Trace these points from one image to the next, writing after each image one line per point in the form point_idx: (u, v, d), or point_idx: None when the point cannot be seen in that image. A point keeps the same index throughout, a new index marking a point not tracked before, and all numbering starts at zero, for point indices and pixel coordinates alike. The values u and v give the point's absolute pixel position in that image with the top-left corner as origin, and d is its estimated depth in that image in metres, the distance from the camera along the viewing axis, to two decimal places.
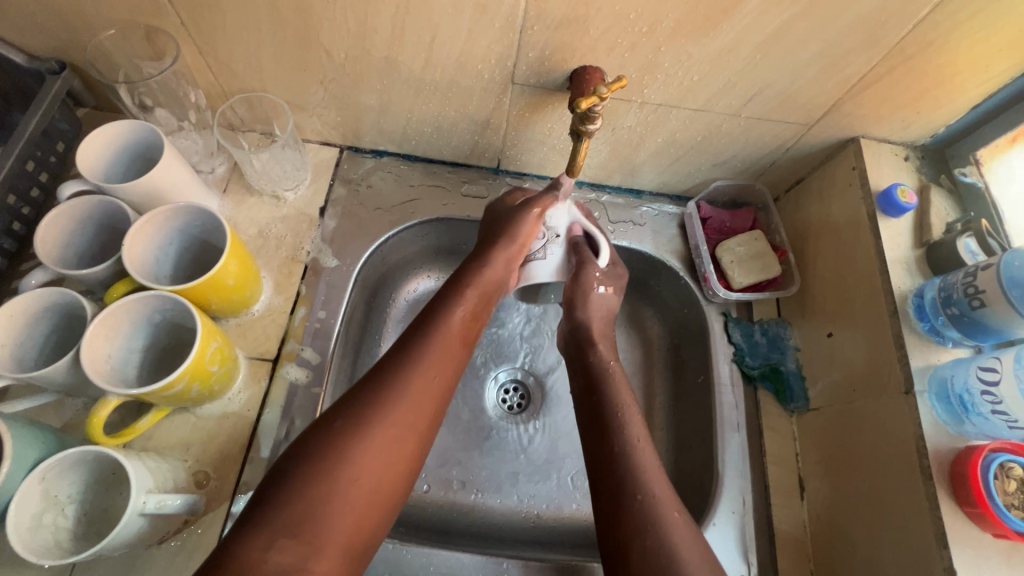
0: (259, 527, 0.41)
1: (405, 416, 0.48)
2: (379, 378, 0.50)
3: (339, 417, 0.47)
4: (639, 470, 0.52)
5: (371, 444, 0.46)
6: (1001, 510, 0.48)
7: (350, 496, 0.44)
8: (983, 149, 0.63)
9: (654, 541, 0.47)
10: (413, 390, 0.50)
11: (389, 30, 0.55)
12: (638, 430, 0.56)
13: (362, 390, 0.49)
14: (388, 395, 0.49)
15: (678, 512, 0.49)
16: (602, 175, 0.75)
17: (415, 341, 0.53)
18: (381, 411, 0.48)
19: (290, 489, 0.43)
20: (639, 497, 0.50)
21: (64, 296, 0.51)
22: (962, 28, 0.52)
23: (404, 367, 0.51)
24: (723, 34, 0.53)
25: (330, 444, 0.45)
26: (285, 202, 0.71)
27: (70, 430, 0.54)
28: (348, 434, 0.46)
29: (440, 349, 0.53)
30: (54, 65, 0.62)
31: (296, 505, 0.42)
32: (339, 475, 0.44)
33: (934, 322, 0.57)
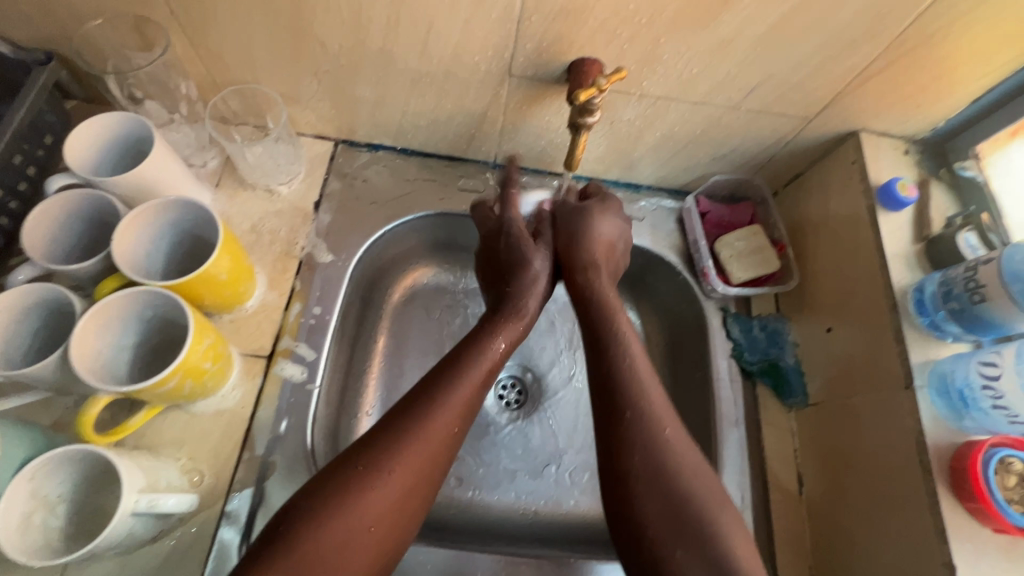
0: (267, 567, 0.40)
1: (422, 460, 0.48)
2: (400, 421, 0.49)
3: (361, 462, 0.46)
4: (638, 389, 0.52)
5: (387, 492, 0.46)
6: (1001, 504, 0.48)
7: (362, 543, 0.44)
8: (984, 142, 0.62)
9: (644, 456, 0.48)
10: (434, 435, 0.49)
11: (384, 20, 0.54)
12: (636, 356, 0.55)
13: (380, 434, 0.49)
14: (409, 442, 0.48)
15: (670, 429, 0.50)
16: (600, 169, 0.75)
17: (437, 384, 0.52)
18: (400, 458, 0.47)
19: (302, 532, 0.42)
20: (629, 415, 0.50)
21: (52, 292, 0.50)
22: (963, 20, 0.51)
23: (431, 413, 0.50)
24: (723, 26, 0.52)
25: (348, 491, 0.45)
26: (279, 196, 0.69)
27: (59, 429, 0.53)
28: (365, 480, 0.46)
29: (465, 393, 0.53)
30: (41, 56, 0.60)
31: (309, 549, 0.42)
32: (352, 522, 0.44)
33: (933, 317, 0.57)
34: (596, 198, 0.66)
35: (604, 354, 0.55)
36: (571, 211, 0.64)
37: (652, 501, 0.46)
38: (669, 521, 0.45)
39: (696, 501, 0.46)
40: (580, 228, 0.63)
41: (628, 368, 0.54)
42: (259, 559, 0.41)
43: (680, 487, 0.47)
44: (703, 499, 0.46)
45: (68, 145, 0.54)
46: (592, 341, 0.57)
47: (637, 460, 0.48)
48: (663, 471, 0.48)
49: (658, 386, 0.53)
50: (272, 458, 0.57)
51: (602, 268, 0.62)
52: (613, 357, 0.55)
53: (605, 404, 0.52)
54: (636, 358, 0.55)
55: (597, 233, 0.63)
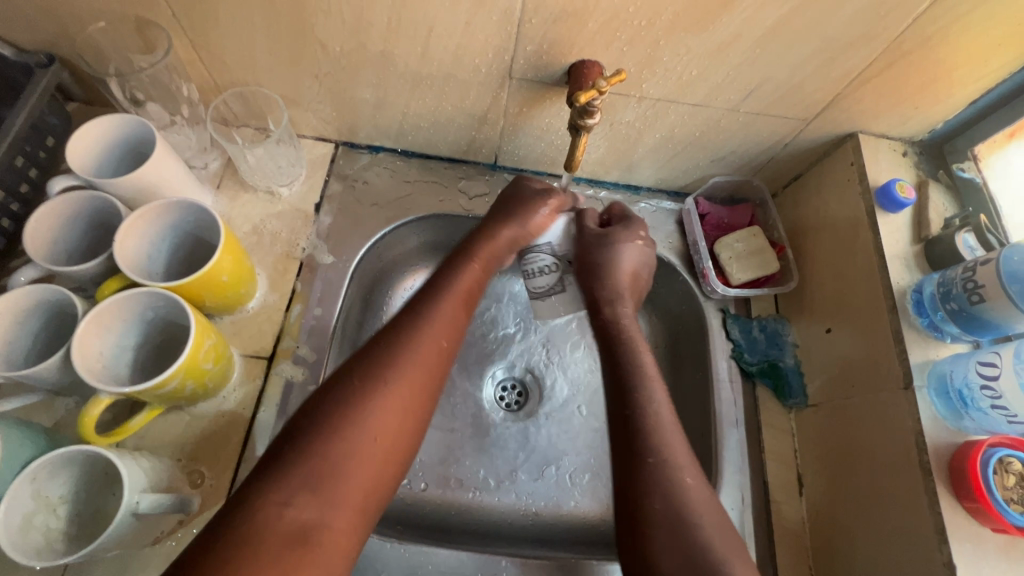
0: (276, 482, 0.41)
1: (418, 373, 0.48)
2: (390, 336, 0.50)
3: (351, 375, 0.47)
4: (655, 435, 0.51)
5: (387, 400, 0.46)
6: (1000, 504, 0.48)
7: (368, 450, 0.44)
8: (982, 144, 0.63)
9: (663, 503, 0.48)
10: (424, 349, 0.50)
11: (385, 23, 0.54)
12: (660, 404, 0.54)
13: (372, 349, 0.49)
14: (398, 354, 0.49)
15: (690, 479, 0.49)
16: (600, 171, 0.75)
17: (421, 304, 0.53)
18: (392, 369, 0.47)
19: (306, 444, 0.42)
20: (650, 461, 0.50)
21: (54, 293, 0.50)
22: (960, 23, 0.52)
23: (416, 331, 0.51)
24: (722, 28, 0.53)
25: (344, 402, 0.45)
26: (280, 197, 0.70)
27: (61, 430, 0.54)
28: (360, 389, 0.46)
29: (449, 313, 0.54)
30: (43, 59, 0.60)
31: (313, 457, 0.42)
32: (354, 430, 0.44)
33: (933, 317, 0.57)
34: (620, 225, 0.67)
35: (626, 397, 0.54)
36: (598, 238, 0.65)
37: (668, 550, 0.46)
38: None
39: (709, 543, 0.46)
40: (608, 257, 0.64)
41: (650, 418, 0.53)
42: (262, 481, 0.41)
43: (696, 536, 0.46)
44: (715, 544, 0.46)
45: (69, 152, 0.54)
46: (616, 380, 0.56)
47: (656, 508, 0.47)
48: (681, 517, 0.47)
49: (681, 436, 0.52)
50: None
51: (627, 300, 0.64)
52: (637, 398, 0.54)
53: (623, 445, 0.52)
54: (660, 404, 0.54)
55: (619, 260, 0.64)
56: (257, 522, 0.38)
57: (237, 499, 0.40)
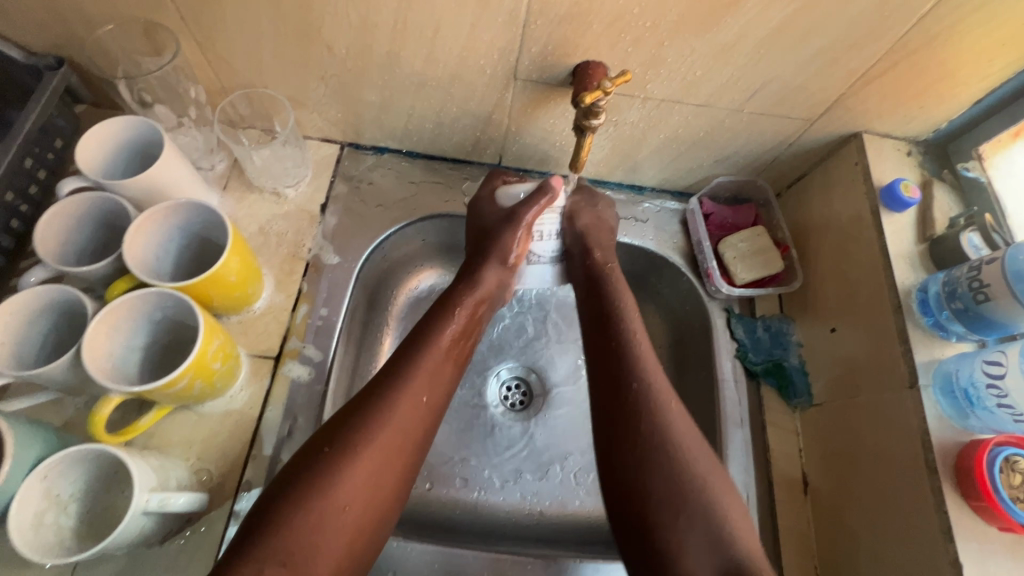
0: (249, 556, 0.42)
1: (392, 440, 0.50)
2: (368, 401, 0.51)
3: (329, 444, 0.48)
4: (639, 363, 0.56)
5: (359, 472, 0.47)
6: (1007, 503, 0.48)
7: (338, 524, 0.45)
8: (986, 144, 0.63)
9: (650, 428, 0.52)
10: (401, 415, 0.51)
11: (391, 25, 0.55)
12: (640, 337, 0.59)
13: (353, 415, 0.50)
14: (375, 421, 0.50)
15: (674, 404, 0.54)
16: (604, 171, 0.75)
17: (401, 364, 0.54)
18: (368, 437, 0.49)
19: (280, 516, 0.44)
20: (635, 385, 0.54)
21: (64, 293, 0.50)
22: (964, 23, 0.52)
23: (395, 393, 0.52)
24: (727, 29, 0.53)
25: (318, 475, 0.46)
26: (286, 198, 0.70)
27: (70, 429, 0.54)
28: (337, 462, 0.47)
29: (429, 370, 0.55)
30: (51, 61, 0.61)
31: (285, 531, 0.43)
32: (327, 502, 0.45)
33: (938, 316, 0.57)
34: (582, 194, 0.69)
35: (610, 327, 0.60)
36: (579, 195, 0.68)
37: (656, 474, 0.50)
38: (670, 500, 0.49)
39: (692, 463, 0.50)
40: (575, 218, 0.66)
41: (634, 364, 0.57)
42: (236, 554, 0.42)
43: (684, 459, 0.50)
44: (699, 461, 0.51)
45: (78, 153, 0.55)
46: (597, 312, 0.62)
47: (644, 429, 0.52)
48: (666, 439, 0.51)
49: (658, 363, 0.57)
50: (280, 458, 0.57)
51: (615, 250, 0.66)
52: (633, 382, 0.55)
53: (610, 378, 0.56)
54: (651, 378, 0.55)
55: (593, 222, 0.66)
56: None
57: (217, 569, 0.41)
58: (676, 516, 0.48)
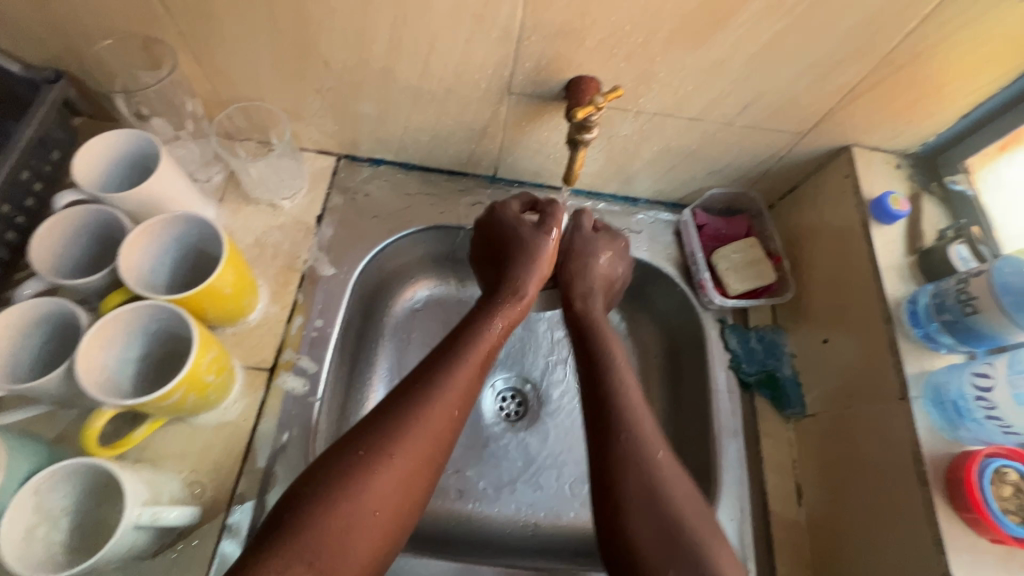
0: (278, 557, 0.41)
1: (427, 443, 0.49)
2: (402, 402, 0.50)
3: (363, 447, 0.47)
4: (625, 410, 0.54)
5: (391, 474, 0.46)
6: (996, 514, 0.49)
7: (366, 530, 0.44)
8: (974, 157, 0.64)
9: (637, 479, 0.50)
10: (433, 423, 0.49)
11: (387, 40, 0.55)
12: (631, 388, 0.56)
13: (386, 415, 0.49)
14: (409, 427, 0.48)
15: (661, 453, 0.52)
16: (598, 183, 0.76)
17: (439, 366, 0.53)
18: (402, 443, 0.47)
19: (310, 517, 0.43)
20: (623, 437, 0.52)
21: (60, 306, 0.50)
22: (949, 40, 0.53)
23: (432, 396, 0.50)
24: (718, 45, 0.54)
25: (352, 474, 0.45)
26: (282, 210, 0.70)
27: (63, 442, 0.54)
28: (371, 465, 0.46)
29: (467, 373, 0.53)
30: (49, 75, 0.61)
31: (314, 536, 0.42)
32: (357, 503, 0.44)
33: (927, 328, 0.58)
34: (605, 229, 0.68)
35: (599, 379, 0.57)
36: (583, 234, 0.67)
37: (649, 526, 0.48)
38: (662, 548, 0.47)
39: (677, 519, 0.48)
40: (586, 259, 0.66)
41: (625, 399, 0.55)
42: (260, 550, 0.41)
43: (670, 508, 0.49)
44: (686, 520, 0.48)
45: (74, 165, 0.55)
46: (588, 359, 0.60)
47: (630, 483, 0.50)
48: (653, 495, 0.49)
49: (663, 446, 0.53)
50: (274, 471, 0.57)
51: (598, 296, 0.65)
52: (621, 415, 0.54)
53: (598, 423, 0.54)
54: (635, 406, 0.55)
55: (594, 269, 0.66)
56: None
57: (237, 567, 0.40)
58: (665, 567, 0.47)
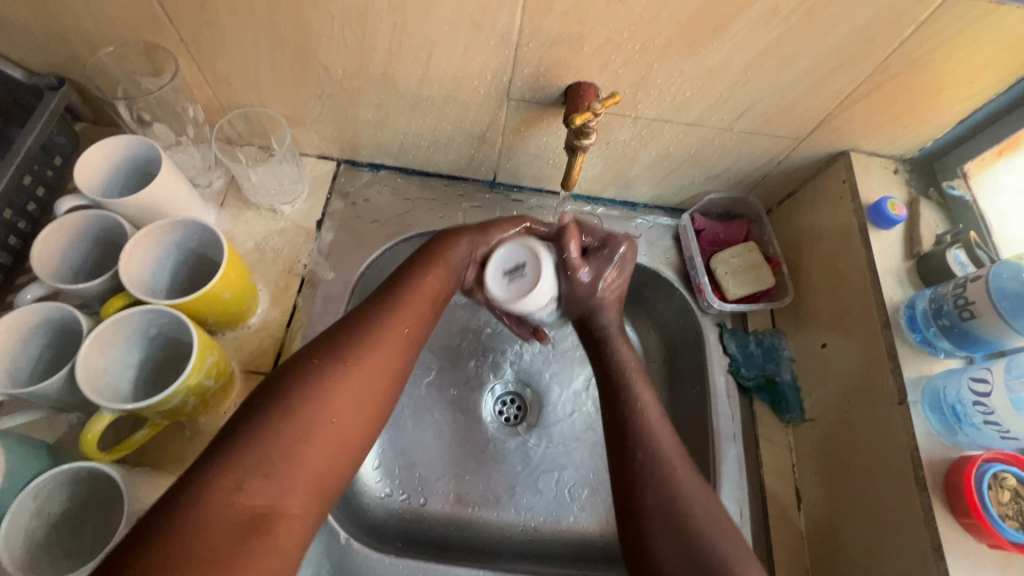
0: (235, 463, 0.40)
1: (379, 356, 0.49)
2: (351, 322, 0.50)
3: (316, 356, 0.47)
4: (644, 429, 0.53)
5: (344, 381, 0.46)
6: (996, 519, 0.48)
7: (325, 437, 0.44)
8: (971, 162, 0.64)
9: (655, 496, 0.49)
10: (389, 337, 0.50)
11: (386, 47, 0.56)
12: (648, 407, 0.55)
13: (336, 331, 0.49)
14: (364, 339, 0.49)
15: (681, 469, 0.51)
16: (596, 188, 0.76)
17: (389, 293, 0.53)
18: (356, 351, 0.48)
19: (263, 426, 0.42)
20: (641, 456, 0.52)
21: (61, 311, 0.51)
22: (945, 46, 0.53)
23: (381, 316, 0.51)
24: (715, 51, 0.54)
25: (303, 379, 0.45)
26: (283, 215, 0.71)
27: (64, 445, 0.54)
28: (326, 372, 0.46)
29: (416, 299, 0.54)
30: (52, 81, 0.62)
31: (266, 440, 0.42)
32: (311, 409, 0.44)
33: (925, 333, 0.58)
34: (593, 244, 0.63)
35: (617, 398, 0.56)
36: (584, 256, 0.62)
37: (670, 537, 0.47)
38: (681, 557, 0.46)
39: (699, 538, 0.47)
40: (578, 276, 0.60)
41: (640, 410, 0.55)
42: (211, 456, 0.41)
43: (689, 523, 0.48)
44: (707, 537, 0.47)
45: (77, 171, 0.55)
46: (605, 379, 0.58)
47: (649, 499, 0.49)
48: (672, 509, 0.49)
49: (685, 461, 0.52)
50: None
51: (609, 309, 0.62)
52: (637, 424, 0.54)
53: (617, 441, 0.54)
54: (646, 405, 0.55)
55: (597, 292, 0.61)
56: (204, 506, 0.38)
57: (184, 481, 0.40)
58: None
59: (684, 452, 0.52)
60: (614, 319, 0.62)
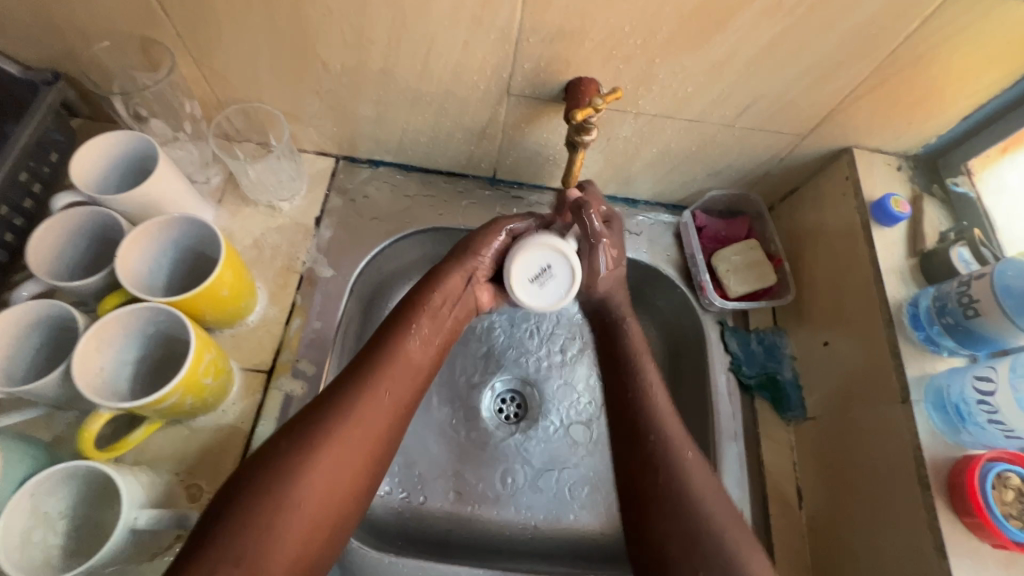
0: (203, 560, 0.40)
1: (355, 435, 0.48)
2: (328, 397, 0.49)
3: (284, 439, 0.46)
4: (654, 413, 0.55)
5: (318, 465, 0.46)
6: (999, 519, 0.48)
7: (293, 524, 0.44)
8: (975, 159, 0.64)
9: (666, 479, 0.52)
10: (362, 411, 0.49)
11: (385, 42, 0.55)
12: (658, 390, 0.57)
13: (312, 407, 0.49)
14: (336, 417, 0.48)
15: (690, 453, 0.53)
16: (597, 184, 0.76)
17: (366, 361, 0.52)
18: (326, 430, 0.47)
19: (238, 513, 0.42)
20: (653, 438, 0.54)
21: (57, 309, 0.50)
22: (950, 42, 0.52)
23: (359, 388, 0.50)
24: (717, 46, 0.53)
25: (277, 466, 0.45)
26: (281, 212, 0.70)
27: (61, 444, 0.54)
28: (296, 452, 0.46)
29: (397, 365, 0.53)
30: (48, 76, 0.61)
31: (240, 531, 0.42)
32: (286, 496, 0.44)
33: (929, 331, 0.57)
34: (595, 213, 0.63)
35: (627, 383, 0.58)
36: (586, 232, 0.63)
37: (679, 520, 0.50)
38: (688, 541, 0.49)
39: (713, 519, 0.50)
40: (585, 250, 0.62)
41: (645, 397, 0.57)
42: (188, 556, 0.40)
43: (701, 508, 0.50)
44: (718, 517, 0.50)
45: (72, 168, 0.55)
46: (614, 364, 0.60)
47: (661, 484, 0.51)
48: (684, 492, 0.51)
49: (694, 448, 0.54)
50: None
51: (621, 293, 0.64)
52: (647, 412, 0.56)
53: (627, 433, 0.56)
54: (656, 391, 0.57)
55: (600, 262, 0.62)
56: None
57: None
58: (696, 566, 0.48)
59: (689, 434, 0.55)
60: (626, 309, 0.64)
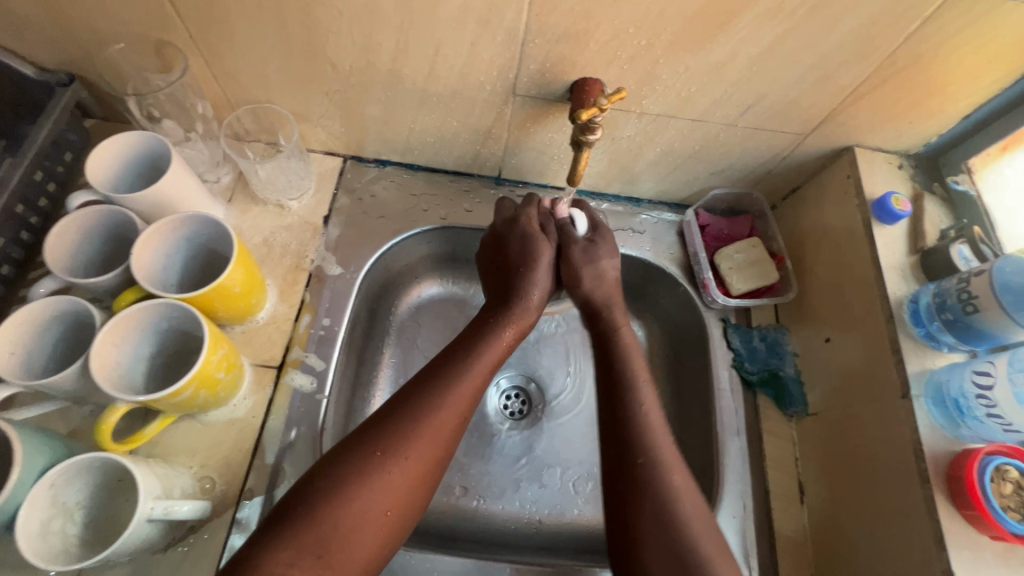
0: (291, 543, 0.42)
1: (432, 448, 0.49)
2: (409, 405, 0.51)
3: (379, 447, 0.47)
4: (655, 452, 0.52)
5: (400, 473, 0.47)
6: (997, 511, 0.49)
7: (375, 526, 0.45)
8: (975, 158, 0.64)
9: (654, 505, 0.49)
10: (445, 425, 0.50)
11: (394, 44, 0.56)
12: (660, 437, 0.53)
13: (394, 412, 0.50)
14: (427, 428, 0.49)
15: (677, 475, 0.51)
16: (601, 183, 0.76)
17: (450, 372, 0.53)
18: (411, 442, 0.48)
19: (321, 511, 0.44)
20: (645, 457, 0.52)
21: (74, 304, 0.51)
22: (950, 42, 0.53)
23: (443, 402, 0.51)
24: (720, 47, 0.54)
25: (364, 470, 0.46)
26: (290, 210, 0.71)
27: (76, 437, 0.55)
28: (384, 461, 0.47)
29: (477, 379, 0.54)
30: (63, 77, 0.63)
31: (321, 528, 0.43)
32: (367, 502, 0.45)
33: (929, 327, 0.58)
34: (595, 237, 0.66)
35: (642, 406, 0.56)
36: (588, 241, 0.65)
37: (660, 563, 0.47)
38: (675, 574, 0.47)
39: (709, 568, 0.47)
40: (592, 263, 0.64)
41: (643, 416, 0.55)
42: (269, 538, 0.42)
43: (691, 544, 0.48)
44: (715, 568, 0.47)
45: (88, 167, 0.56)
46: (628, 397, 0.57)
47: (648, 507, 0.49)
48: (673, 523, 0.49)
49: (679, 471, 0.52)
50: (282, 467, 0.58)
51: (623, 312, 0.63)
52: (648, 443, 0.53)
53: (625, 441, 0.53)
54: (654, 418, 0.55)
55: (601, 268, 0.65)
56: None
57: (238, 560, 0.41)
58: None
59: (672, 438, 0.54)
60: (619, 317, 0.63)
